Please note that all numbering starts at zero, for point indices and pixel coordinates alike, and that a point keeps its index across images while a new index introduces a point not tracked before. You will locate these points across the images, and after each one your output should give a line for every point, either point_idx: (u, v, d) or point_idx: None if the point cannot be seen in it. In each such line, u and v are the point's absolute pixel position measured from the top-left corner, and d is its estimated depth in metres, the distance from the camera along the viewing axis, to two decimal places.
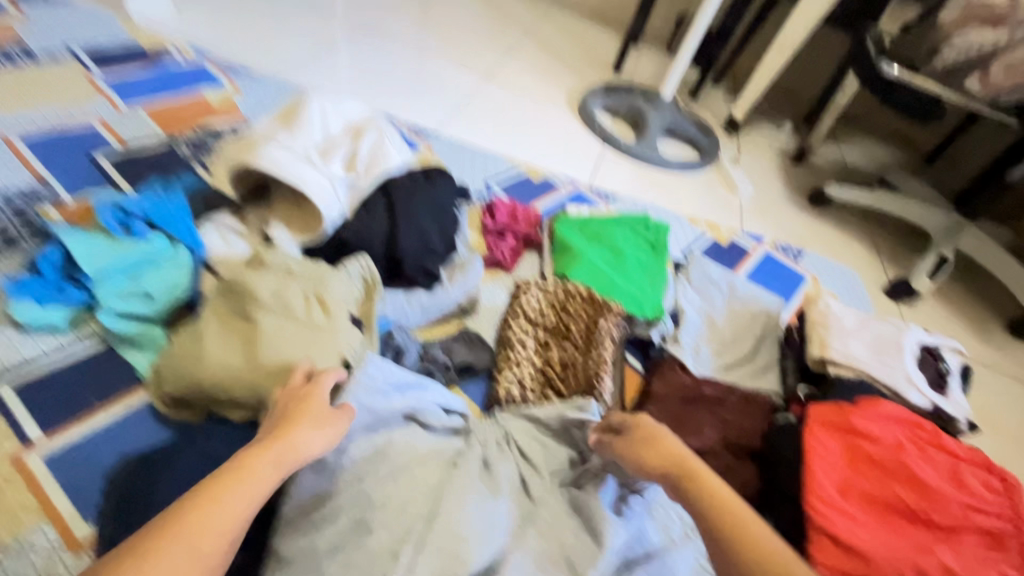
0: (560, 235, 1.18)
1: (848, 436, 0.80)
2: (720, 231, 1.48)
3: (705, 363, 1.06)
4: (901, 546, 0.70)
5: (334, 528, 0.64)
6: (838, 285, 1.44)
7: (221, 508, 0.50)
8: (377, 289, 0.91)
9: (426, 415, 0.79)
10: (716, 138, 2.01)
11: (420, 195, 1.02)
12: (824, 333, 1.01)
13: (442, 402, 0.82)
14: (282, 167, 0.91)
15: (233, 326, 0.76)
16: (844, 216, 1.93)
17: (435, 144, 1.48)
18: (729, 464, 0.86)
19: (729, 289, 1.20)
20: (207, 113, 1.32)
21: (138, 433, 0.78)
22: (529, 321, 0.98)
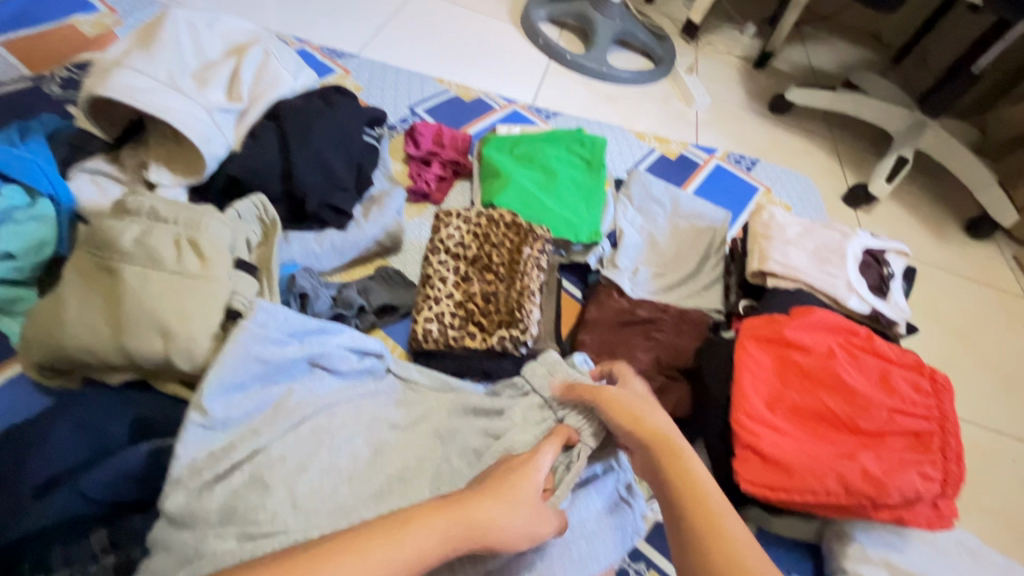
0: (488, 159, 1.08)
1: (779, 348, 0.77)
2: (669, 144, 1.39)
3: (644, 285, 1.01)
4: (823, 454, 0.68)
5: (227, 486, 0.59)
6: (792, 195, 1.38)
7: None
8: (275, 232, 0.84)
9: (334, 362, 0.74)
10: (671, 46, 1.87)
11: (319, 122, 0.91)
12: (765, 244, 0.96)
13: (354, 346, 0.77)
14: (141, 95, 0.78)
15: (96, 281, 0.68)
16: (806, 123, 1.84)
17: (353, 67, 1.33)
18: (661, 386, 0.84)
19: (672, 206, 1.13)
20: (82, 45, 1.16)
21: (19, 404, 0.72)
22: (450, 254, 0.90)
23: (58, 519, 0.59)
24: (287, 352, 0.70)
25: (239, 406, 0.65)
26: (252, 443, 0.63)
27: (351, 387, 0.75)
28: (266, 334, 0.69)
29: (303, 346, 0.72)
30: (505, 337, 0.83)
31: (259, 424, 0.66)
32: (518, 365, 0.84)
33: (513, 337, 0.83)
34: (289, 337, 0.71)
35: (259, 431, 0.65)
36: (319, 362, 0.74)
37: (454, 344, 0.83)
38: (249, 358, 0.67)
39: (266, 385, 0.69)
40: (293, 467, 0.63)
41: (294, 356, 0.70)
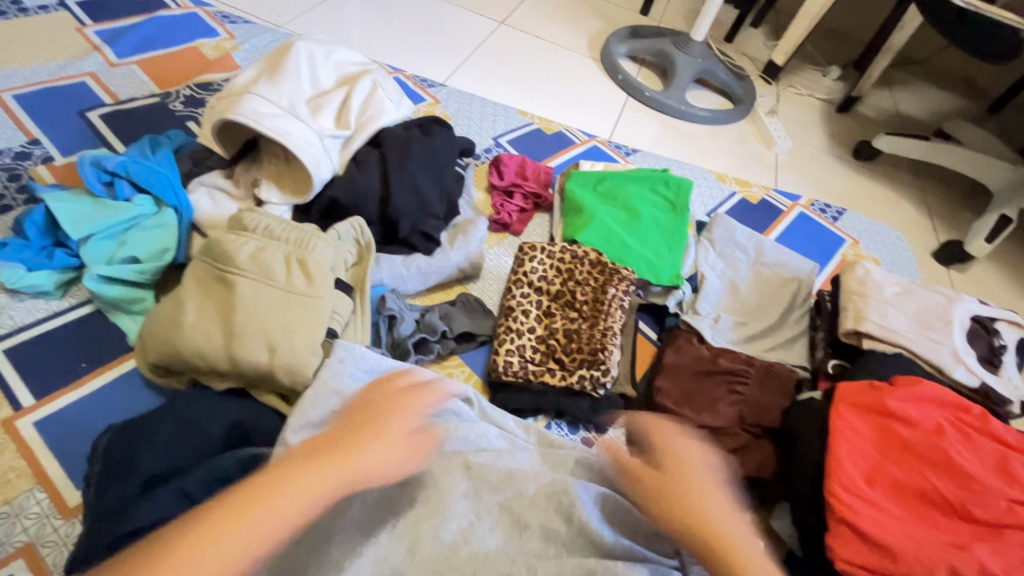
0: (571, 194, 1.09)
1: (880, 419, 0.73)
2: (751, 188, 1.36)
3: (724, 334, 0.98)
4: (929, 540, 0.63)
5: None
6: (880, 248, 1.31)
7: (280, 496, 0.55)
8: (369, 254, 0.87)
9: None
10: (753, 87, 1.84)
11: (417, 151, 0.95)
12: (861, 303, 0.91)
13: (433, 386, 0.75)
14: (264, 120, 0.84)
15: (213, 291, 0.72)
16: (893, 172, 1.76)
17: (442, 96, 1.38)
18: (743, 443, 0.81)
19: (756, 253, 1.10)
20: (204, 67, 1.26)
21: (129, 399, 0.77)
22: (533, 288, 0.91)
23: (162, 517, 0.60)
24: (386, 392, 0.68)
25: (336, 433, 0.63)
26: (342, 471, 0.59)
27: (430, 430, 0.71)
28: (343, 370, 0.71)
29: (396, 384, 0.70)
30: (585, 377, 0.82)
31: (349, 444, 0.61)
32: (593, 407, 0.84)
33: (593, 378, 0.82)
34: (367, 376, 0.72)
35: (350, 458, 0.60)
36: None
37: (534, 379, 0.83)
38: (329, 395, 0.69)
39: (360, 412, 0.66)
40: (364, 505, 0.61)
41: (370, 399, 0.70)
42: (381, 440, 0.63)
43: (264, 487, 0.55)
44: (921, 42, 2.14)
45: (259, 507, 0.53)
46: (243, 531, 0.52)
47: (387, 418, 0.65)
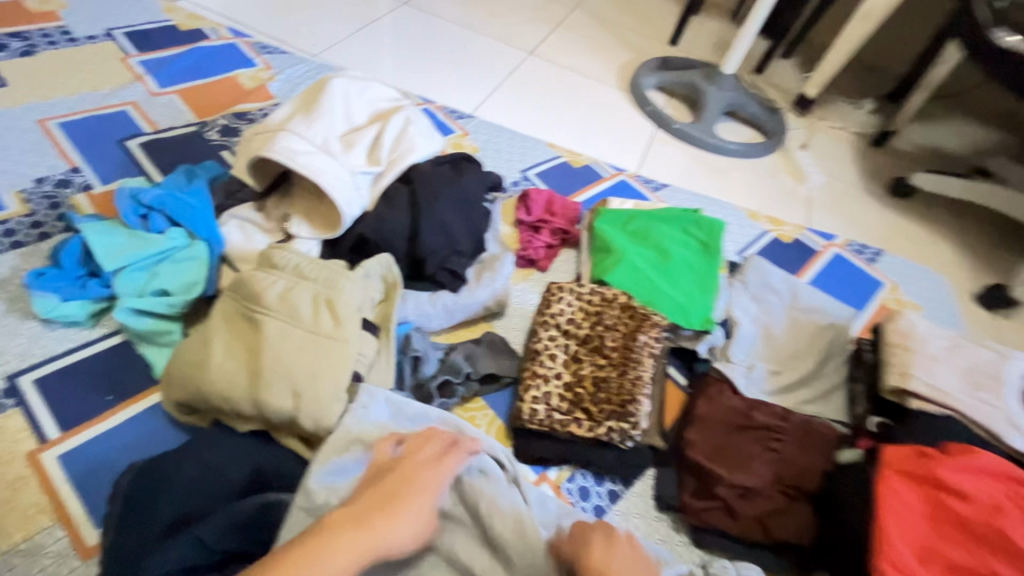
0: (600, 232, 1.07)
1: (931, 490, 0.68)
2: (783, 227, 1.32)
3: (758, 383, 0.94)
4: None
5: None
6: (921, 293, 1.26)
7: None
8: (396, 291, 0.86)
9: None
10: (783, 120, 1.81)
11: (446, 189, 0.94)
12: (906, 358, 0.86)
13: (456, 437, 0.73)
14: (298, 157, 0.85)
15: (241, 331, 0.72)
16: (930, 209, 1.70)
17: (471, 127, 1.39)
18: (780, 506, 0.77)
19: (791, 297, 1.06)
20: (240, 97, 1.29)
21: (152, 434, 0.77)
22: (560, 331, 0.90)
23: (178, 565, 0.59)
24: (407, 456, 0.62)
25: (353, 501, 0.57)
26: (371, 539, 0.53)
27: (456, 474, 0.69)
28: (368, 415, 0.70)
29: (426, 447, 0.64)
30: (614, 429, 0.79)
31: (370, 510, 0.55)
32: (621, 459, 0.81)
33: (622, 431, 0.79)
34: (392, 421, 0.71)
35: (377, 528, 0.54)
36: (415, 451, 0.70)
37: (559, 428, 0.80)
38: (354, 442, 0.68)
39: (381, 476, 0.60)
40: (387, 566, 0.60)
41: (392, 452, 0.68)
42: (405, 509, 0.57)
43: (290, 560, 0.50)
44: (959, 76, 2.09)
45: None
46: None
47: (408, 484, 0.59)
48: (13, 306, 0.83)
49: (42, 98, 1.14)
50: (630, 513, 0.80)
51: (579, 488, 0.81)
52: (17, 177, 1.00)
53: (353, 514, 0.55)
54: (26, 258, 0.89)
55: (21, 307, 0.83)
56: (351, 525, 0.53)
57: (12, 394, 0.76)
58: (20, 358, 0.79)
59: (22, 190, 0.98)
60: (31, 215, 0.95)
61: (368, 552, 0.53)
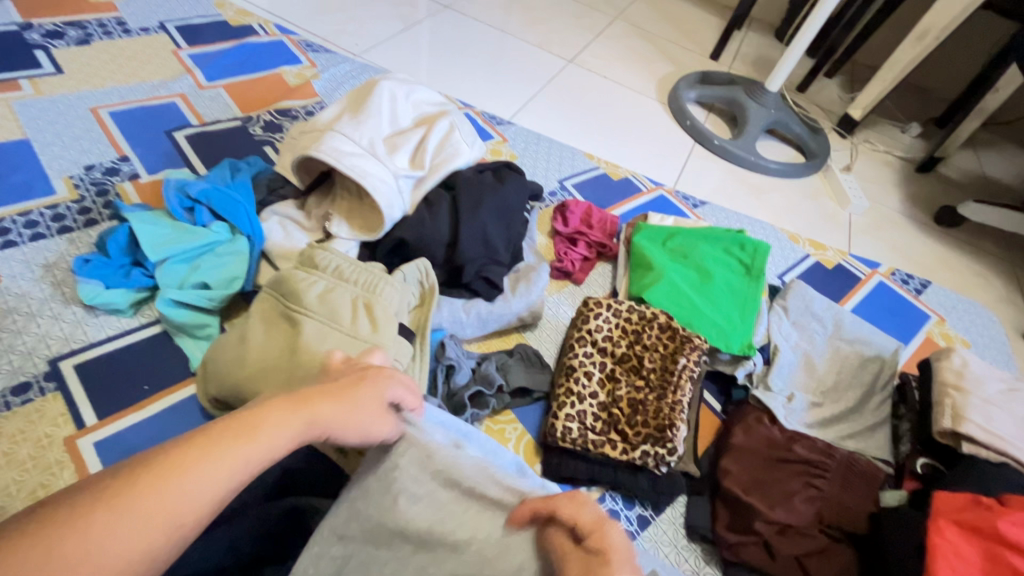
0: (639, 248, 1.04)
1: (989, 545, 0.64)
2: (826, 252, 1.28)
3: (798, 415, 0.90)
4: None
5: None
6: (970, 330, 1.21)
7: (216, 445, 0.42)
8: (432, 298, 0.85)
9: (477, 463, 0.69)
10: (827, 141, 1.76)
11: (487, 196, 0.94)
12: (960, 400, 0.81)
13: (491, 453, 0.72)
14: (344, 158, 0.85)
15: (280, 328, 0.72)
16: (977, 241, 1.64)
17: (509, 134, 1.38)
18: (822, 546, 0.73)
19: (834, 326, 1.02)
20: (284, 93, 1.30)
21: (187, 428, 0.77)
22: (596, 347, 0.88)
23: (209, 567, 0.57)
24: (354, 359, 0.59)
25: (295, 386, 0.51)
26: (308, 415, 0.47)
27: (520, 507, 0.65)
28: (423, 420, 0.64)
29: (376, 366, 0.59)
30: (650, 453, 0.77)
31: (312, 393, 0.50)
32: (654, 484, 0.79)
33: (657, 456, 0.76)
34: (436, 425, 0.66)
35: (314, 405, 0.48)
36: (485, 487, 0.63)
37: (593, 449, 0.78)
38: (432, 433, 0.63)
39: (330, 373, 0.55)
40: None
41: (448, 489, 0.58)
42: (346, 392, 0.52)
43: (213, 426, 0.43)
44: (1013, 104, 2.01)
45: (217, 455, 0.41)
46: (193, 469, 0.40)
47: (356, 376, 0.54)
48: (59, 291, 0.85)
49: (95, 87, 1.17)
50: (661, 541, 0.78)
51: (611, 511, 0.79)
52: (68, 162, 1.02)
53: (290, 394, 0.48)
54: (73, 243, 0.91)
55: (67, 293, 0.85)
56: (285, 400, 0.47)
57: (52, 377, 0.77)
58: (63, 343, 0.80)
59: (72, 176, 1.00)
60: (79, 201, 0.97)
61: (304, 423, 0.47)
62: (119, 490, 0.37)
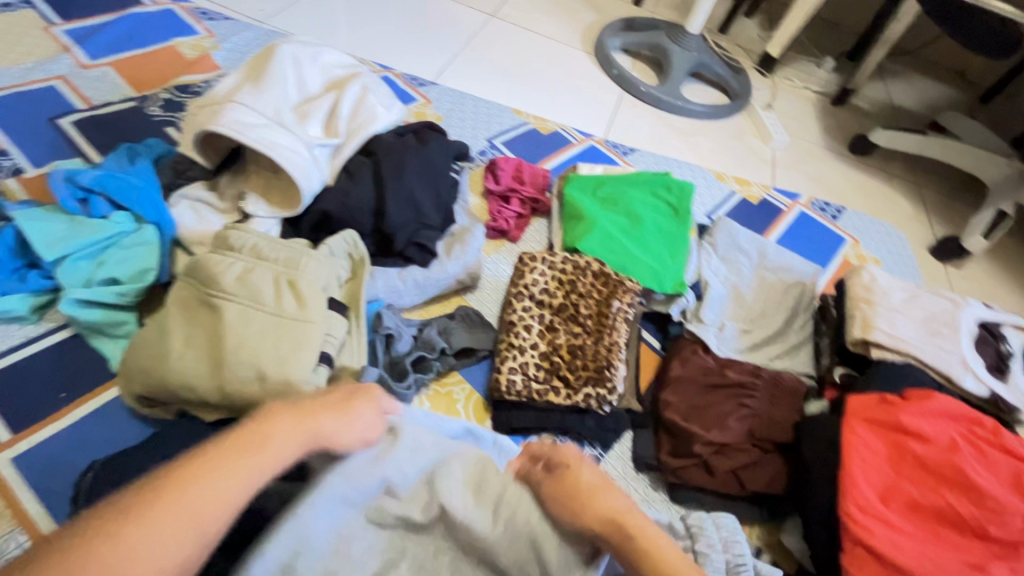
0: (570, 199, 1.05)
1: (894, 435, 0.71)
2: (750, 187, 1.33)
3: (730, 342, 0.96)
4: (945, 562, 0.62)
5: None
6: (881, 247, 1.30)
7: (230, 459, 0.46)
8: (363, 269, 0.83)
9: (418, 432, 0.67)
10: (748, 80, 1.80)
11: (409, 158, 0.91)
12: (868, 310, 0.88)
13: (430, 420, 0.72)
14: (249, 130, 0.80)
15: (199, 316, 0.68)
16: (888, 166, 1.74)
17: (433, 95, 1.34)
18: (754, 459, 0.79)
19: (759, 257, 1.08)
20: (181, 68, 1.20)
21: (116, 430, 0.73)
22: (534, 300, 0.89)
23: None
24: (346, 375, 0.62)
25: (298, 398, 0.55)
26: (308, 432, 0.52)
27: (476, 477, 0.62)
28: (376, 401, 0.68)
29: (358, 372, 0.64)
30: (592, 395, 0.80)
31: (312, 405, 0.54)
32: (599, 423, 0.82)
33: (599, 396, 0.80)
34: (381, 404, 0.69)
35: (320, 420, 0.53)
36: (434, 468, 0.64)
37: (538, 398, 0.80)
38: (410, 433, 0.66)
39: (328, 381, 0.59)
40: (370, 560, 0.56)
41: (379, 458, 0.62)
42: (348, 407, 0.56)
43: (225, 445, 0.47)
44: (915, 32, 2.11)
45: (233, 459, 0.46)
46: (209, 479, 0.44)
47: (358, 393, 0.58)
48: None
49: None
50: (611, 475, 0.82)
51: None
52: None
53: (295, 406, 0.53)
54: None
55: None
56: (290, 409, 0.52)
57: None
58: None
59: None
60: None
61: (309, 436, 0.51)
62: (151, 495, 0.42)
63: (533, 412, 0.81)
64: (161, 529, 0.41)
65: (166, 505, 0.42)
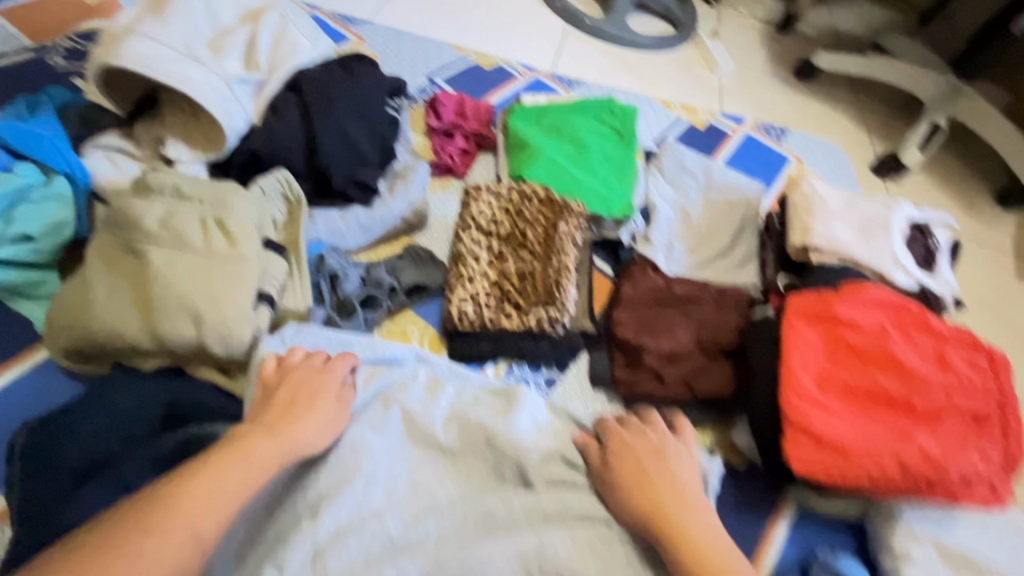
0: (514, 130, 1.03)
1: (830, 327, 0.74)
2: (697, 114, 1.33)
3: (678, 261, 0.98)
4: (877, 436, 0.66)
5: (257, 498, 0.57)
6: (823, 164, 1.33)
7: (208, 483, 0.48)
8: (301, 210, 0.80)
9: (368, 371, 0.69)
10: (693, 10, 1.78)
11: (339, 92, 0.87)
12: (806, 217, 0.91)
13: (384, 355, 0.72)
14: (156, 64, 0.74)
15: (122, 264, 0.65)
16: (833, 88, 1.76)
17: (367, 34, 1.27)
18: (703, 365, 0.82)
19: (705, 178, 1.08)
20: (82, 13, 1.10)
21: (49, 392, 0.70)
22: (481, 231, 0.88)
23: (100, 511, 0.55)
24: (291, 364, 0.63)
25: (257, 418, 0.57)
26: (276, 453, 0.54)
27: (437, 402, 0.67)
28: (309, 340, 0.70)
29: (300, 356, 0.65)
30: (543, 317, 0.81)
31: (278, 422, 0.57)
32: (554, 347, 0.83)
33: (551, 317, 0.81)
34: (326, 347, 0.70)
35: (289, 434, 0.56)
36: (386, 394, 0.67)
37: (491, 325, 0.81)
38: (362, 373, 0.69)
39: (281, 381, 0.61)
40: (327, 480, 0.58)
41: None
42: (309, 414, 0.59)
43: (206, 469, 0.49)
44: None
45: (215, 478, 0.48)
46: (191, 504, 0.46)
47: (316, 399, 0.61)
48: None
49: None
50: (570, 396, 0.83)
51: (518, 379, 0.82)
52: None
53: (260, 427, 0.55)
54: None
55: None
56: (261, 434, 0.54)
57: None
58: None
59: None
60: None
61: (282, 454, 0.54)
62: (133, 526, 0.43)
63: (485, 339, 0.81)
64: (157, 548, 0.43)
65: (146, 541, 0.43)
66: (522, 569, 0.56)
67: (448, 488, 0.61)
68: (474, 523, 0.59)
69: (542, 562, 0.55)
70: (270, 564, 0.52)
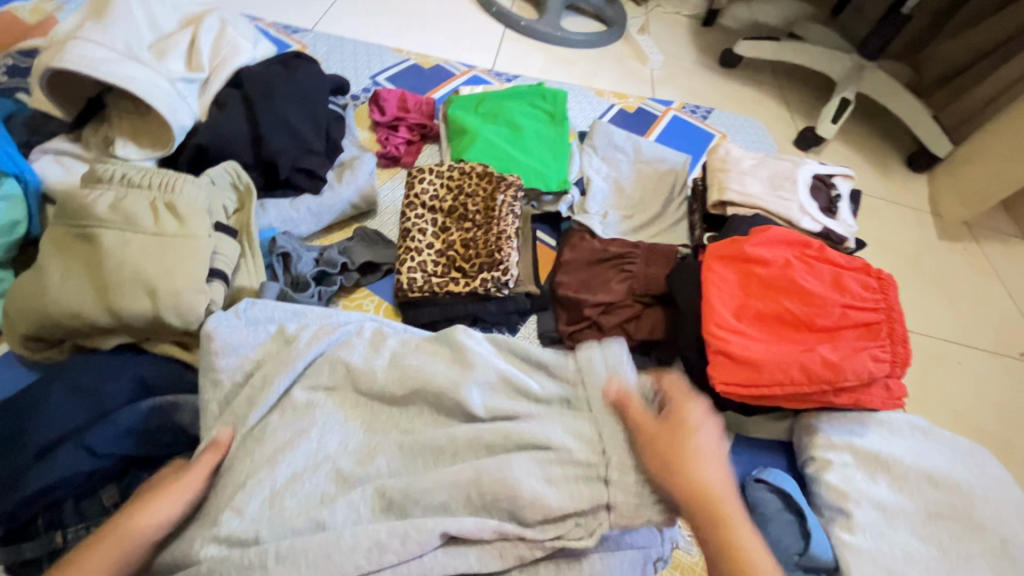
0: (453, 118, 1.10)
1: (742, 266, 0.83)
2: (627, 99, 1.43)
3: (613, 227, 1.06)
4: (785, 352, 0.75)
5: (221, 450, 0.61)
6: (746, 138, 1.45)
7: None
8: (250, 198, 0.84)
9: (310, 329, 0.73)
10: (622, 9, 1.91)
11: (280, 88, 0.92)
12: (722, 177, 1.01)
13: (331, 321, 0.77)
14: (98, 65, 0.78)
15: (77, 250, 0.68)
16: (755, 74, 1.90)
17: (309, 42, 1.33)
18: (636, 313, 0.90)
19: (635, 153, 1.17)
20: (22, 32, 1.12)
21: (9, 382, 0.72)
22: (426, 207, 0.94)
23: (69, 474, 0.58)
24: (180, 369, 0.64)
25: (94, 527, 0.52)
26: (113, 543, 0.50)
27: (379, 355, 0.71)
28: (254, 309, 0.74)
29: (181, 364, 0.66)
30: (487, 279, 0.87)
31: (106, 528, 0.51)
32: (502, 308, 0.89)
33: (494, 279, 0.87)
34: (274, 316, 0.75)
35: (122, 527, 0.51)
36: (333, 353, 0.70)
37: (439, 291, 0.87)
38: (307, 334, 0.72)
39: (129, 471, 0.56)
40: (285, 433, 0.63)
41: (275, 348, 0.70)
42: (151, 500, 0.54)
43: None
44: None
45: None
46: None
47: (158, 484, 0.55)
48: None
49: None
50: None
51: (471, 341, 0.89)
52: None
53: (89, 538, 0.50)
54: None
55: None
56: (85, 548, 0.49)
57: None
58: None
59: None
60: None
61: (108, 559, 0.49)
62: None
63: (435, 304, 0.88)
64: None
65: None
66: (464, 496, 0.59)
67: (402, 432, 0.67)
68: (424, 459, 0.63)
69: (484, 488, 0.58)
70: (230, 508, 0.56)
